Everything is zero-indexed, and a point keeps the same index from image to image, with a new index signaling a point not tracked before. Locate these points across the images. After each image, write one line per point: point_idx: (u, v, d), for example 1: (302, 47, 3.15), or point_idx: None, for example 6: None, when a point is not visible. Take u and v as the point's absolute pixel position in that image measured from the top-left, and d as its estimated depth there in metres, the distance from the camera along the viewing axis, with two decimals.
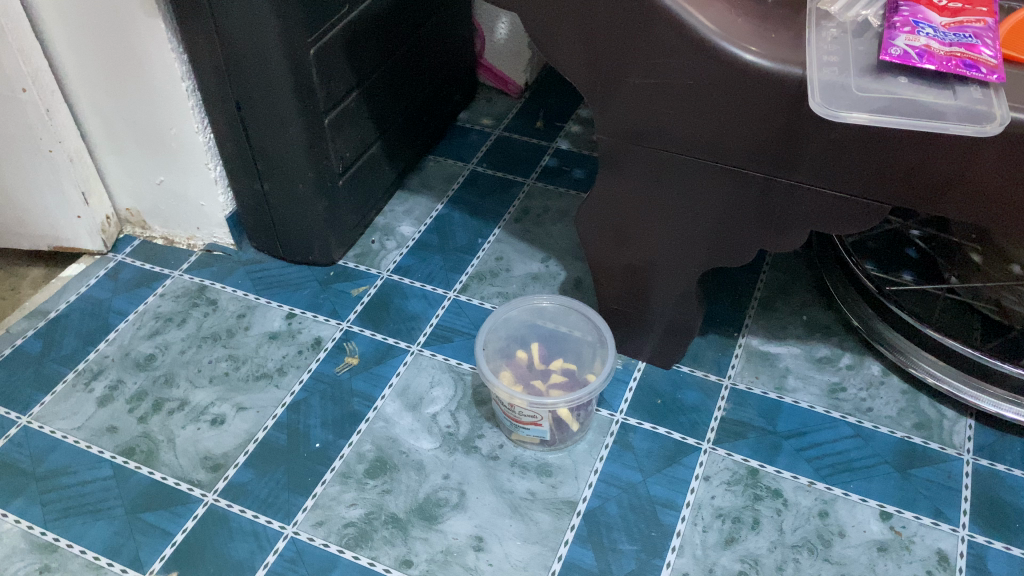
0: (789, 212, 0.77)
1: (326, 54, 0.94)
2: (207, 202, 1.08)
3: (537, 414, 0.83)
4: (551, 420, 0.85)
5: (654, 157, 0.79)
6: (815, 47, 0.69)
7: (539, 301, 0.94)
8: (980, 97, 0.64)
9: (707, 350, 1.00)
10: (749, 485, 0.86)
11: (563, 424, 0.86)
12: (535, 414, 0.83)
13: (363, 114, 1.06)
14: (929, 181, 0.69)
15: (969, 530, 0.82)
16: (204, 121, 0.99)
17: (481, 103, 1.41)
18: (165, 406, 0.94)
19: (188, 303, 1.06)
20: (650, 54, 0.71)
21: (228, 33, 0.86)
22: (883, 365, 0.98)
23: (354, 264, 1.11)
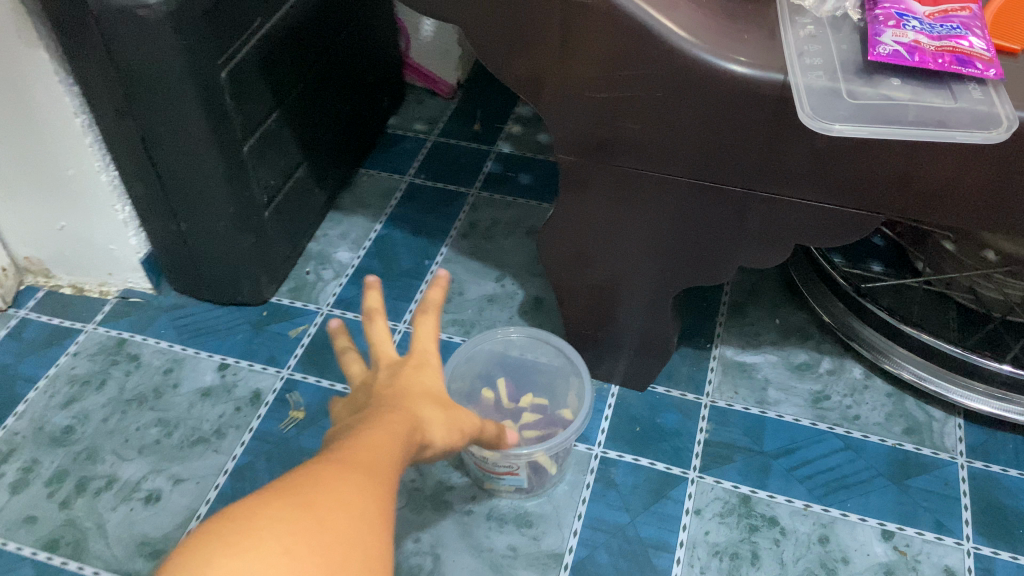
0: (771, 226, 0.71)
1: (240, 76, 0.83)
2: (117, 246, 0.97)
3: (513, 464, 0.75)
4: (528, 468, 0.77)
5: (620, 175, 0.72)
6: (796, 47, 0.62)
7: (504, 334, 0.85)
8: (980, 96, 0.58)
9: (681, 365, 0.94)
10: (743, 515, 0.80)
11: (540, 471, 0.78)
12: (511, 464, 0.75)
13: (285, 135, 0.96)
14: (926, 188, 0.62)
15: (974, 541, 0.78)
16: (105, 158, 0.88)
17: (411, 106, 1.31)
18: (91, 485, 0.84)
19: (107, 361, 0.95)
20: (612, 65, 0.63)
21: (123, 61, 0.75)
22: (864, 366, 0.94)
23: (289, 301, 1.02)
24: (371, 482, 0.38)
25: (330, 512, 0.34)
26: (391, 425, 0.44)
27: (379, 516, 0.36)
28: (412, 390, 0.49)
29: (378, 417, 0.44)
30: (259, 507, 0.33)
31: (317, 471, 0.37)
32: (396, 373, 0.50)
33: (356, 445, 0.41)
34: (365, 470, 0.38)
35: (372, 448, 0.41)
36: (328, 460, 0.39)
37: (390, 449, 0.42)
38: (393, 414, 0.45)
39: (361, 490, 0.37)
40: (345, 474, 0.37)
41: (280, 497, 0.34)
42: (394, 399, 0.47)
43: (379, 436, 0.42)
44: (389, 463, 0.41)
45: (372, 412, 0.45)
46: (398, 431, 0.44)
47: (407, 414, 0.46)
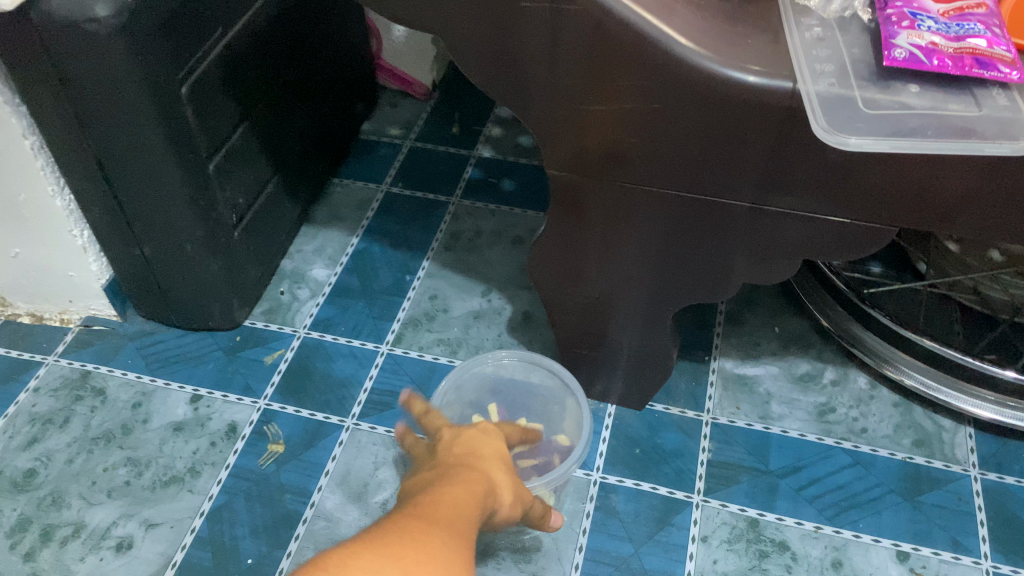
0: (777, 242, 0.66)
1: (202, 91, 0.78)
2: (77, 272, 0.90)
3: None
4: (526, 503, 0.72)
5: (615, 192, 0.67)
6: (804, 52, 0.57)
7: (494, 359, 0.81)
8: (1005, 103, 0.54)
9: (679, 381, 0.90)
10: (752, 541, 0.76)
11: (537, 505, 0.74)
12: None
13: (253, 149, 0.90)
14: (946, 202, 0.58)
15: (992, 560, 0.75)
16: (59, 181, 0.82)
17: (385, 109, 1.26)
18: (56, 534, 0.78)
19: (70, 397, 0.89)
20: (606, 77, 0.58)
21: (74, 79, 0.69)
22: (869, 375, 0.90)
23: (263, 324, 0.96)
24: (455, 559, 0.43)
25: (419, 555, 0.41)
26: (470, 510, 0.50)
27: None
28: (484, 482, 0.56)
29: (451, 491, 0.51)
30: (375, 546, 0.41)
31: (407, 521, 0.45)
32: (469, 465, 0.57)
33: (438, 518, 0.46)
34: (451, 545, 0.44)
35: (455, 531, 0.46)
36: (420, 513, 0.47)
37: (465, 530, 0.47)
38: (469, 495, 0.52)
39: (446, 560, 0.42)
40: (442, 534, 0.45)
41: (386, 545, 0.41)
42: (466, 479, 0.54)
43: (455, 517, 0.48)
44: (464, 542, 0.46)
45: (448, 483, 0.52)
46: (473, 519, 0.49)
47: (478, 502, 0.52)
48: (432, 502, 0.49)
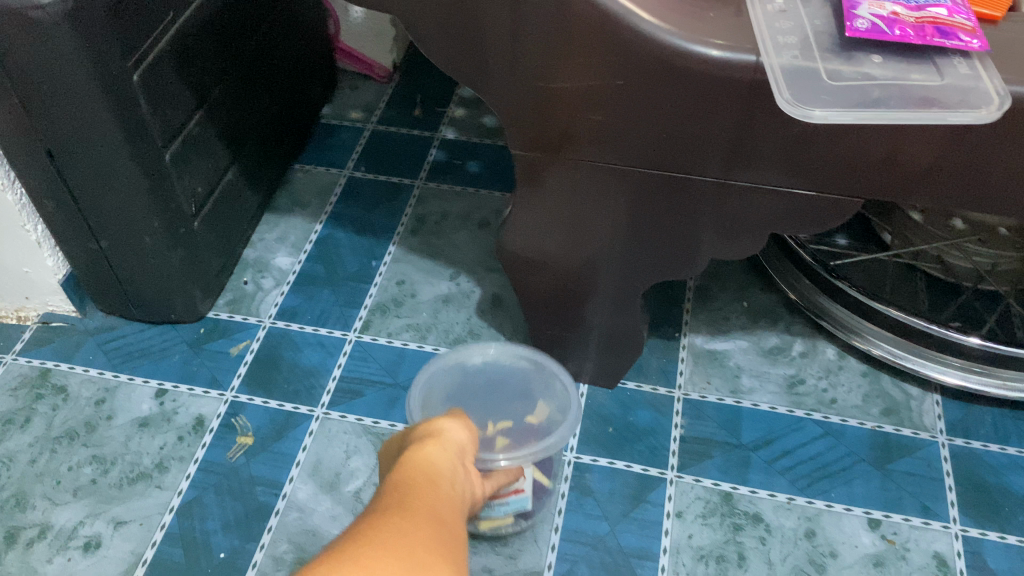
0: (744, 217, 0.66)
1: (155, 78, 0.76)
2: (32, 268, 0.88)
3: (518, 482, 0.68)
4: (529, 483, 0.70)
5: (580, 170, 0.66)
6: (767, 26, 0.57)
7: (461, 352, 0.78)
8: (967, 72, 0.54)
9: (650, 358, 0.89)
10: (726, 515, 0.77)
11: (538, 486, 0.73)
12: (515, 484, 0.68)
13: (209, 136, 0.88)
14: (910, 170, 0.58)
15: (961, 524, 0.76)
16: (9, 175, 0.79)
17: (345, 92, 1.23)
18: (21, 536, 0.76)
19: (30, 395, 0.87)
20: (568, 52, 0.57)
21: (20, 69, 0.66)
22: (837, 346, 0.91)
23: (227, 315, 0.94)
24: (433, 550, 0.39)
25: (397, 551, 0.38)
26: (435, 493, 0.46)
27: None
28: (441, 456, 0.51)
29: (408, 478, 0.47)
30: (340, 556, 0.37)
31: (371, 522, 0.40)
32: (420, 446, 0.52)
33: (403, 507, 0.43)
34: (424, 533, 0.40)
35: (424, 517, 0.42)
36: (381, 510, 0.42)
37: (438, 512, 0.44)
38: (424, 477, 0.47)
39: (421, 550, 0.39)
40: (407, 524, 0.41)
41: (353, 548, 0.37)
42: (420, 459, 0.50)
43: (423, 502, 0.44)
44: (440, 526, 0.42)
45: (403, 470, 0.48)
46: (442, 501, 0.46)
47: (440, 482, 0.48)
48: (396, 493, 0.45)
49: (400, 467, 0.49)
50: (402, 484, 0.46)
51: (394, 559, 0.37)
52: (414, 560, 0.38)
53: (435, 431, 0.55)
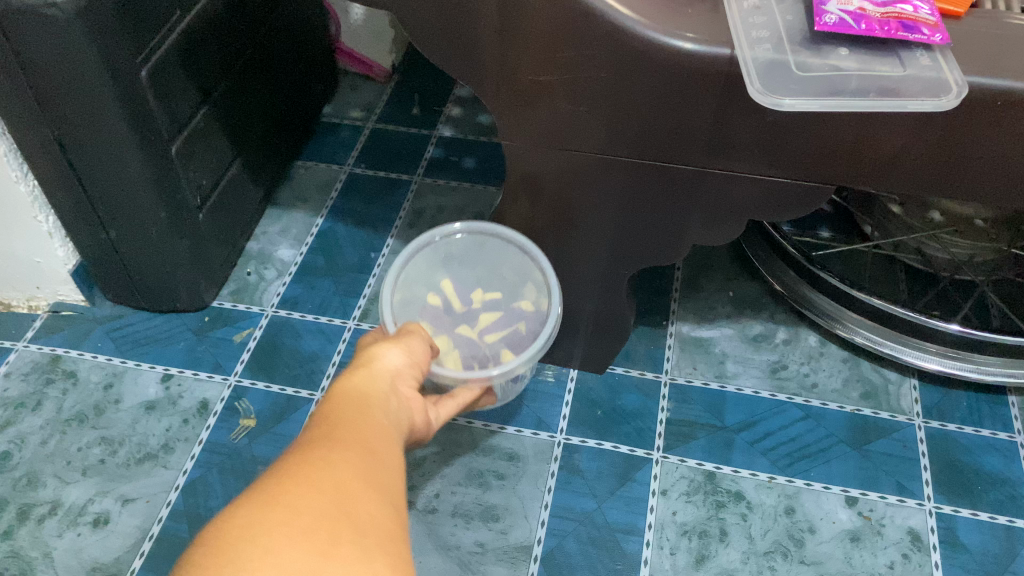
0: (723, 203, 0.69)
1: (161, 74, 0.79)
2: (43, 258, 0.92)
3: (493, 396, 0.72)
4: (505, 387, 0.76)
5: (568, 159, 0.70)
6: (741, 20, 0.60)
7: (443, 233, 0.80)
8: (929, 63, 0.57)
9: (638, 345, 0.93)
10: (709, 493, 0.80)
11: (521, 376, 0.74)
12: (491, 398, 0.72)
13: (213, 131, 0.91)
14: (877, 156, 0.62)
15: (935, 501, 0.79)
16: (22, 167, 0.82)
17: (345, 91, 1.27)
18: (33, 512, 0.79)
19: (41, 380, 0.90)
20: (553, 47, 0.61)
21: (35, 64, 0.69)
22: (819, 333, 0.94)
23: (231, 304, 0.98)
24: (360, 479, 0.38)
25: (323, 488, 0.36)
26: (367, 417, 0.44)
27: (389, 522, 0.37)
28: (375, 377, 0.49)
29: (336, 404, 0.44)
30: (255, 503, 0.34)
31: (292, 455, 0.38)
32: (354, 368, 0.50)
33: (328, 436, 0.40)
34: (351, 462, 0.38)
35: (351, 444, 0.40)
36: (304, 441, 0.40)
37: (367, 436, 0.42)
38: (352, 401, 0.45)
39: (347, 481, 0.37)
40: (336, 456, 0.39)
41: (273, 491, 0.35)
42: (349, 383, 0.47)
43: (351, 427, 0.42)
44: (369, 452, 0.40)
45: (332, 397, 0.45)
46: (374, 423, 0.44)
47: (373, 402, 0.46)
48: (321, 422, 0.42)
49: (328, 396, 0.46)
50: (329, 411, 0.44)
51: (321, 497, 0.35)
52: (340, 494, 0.36)
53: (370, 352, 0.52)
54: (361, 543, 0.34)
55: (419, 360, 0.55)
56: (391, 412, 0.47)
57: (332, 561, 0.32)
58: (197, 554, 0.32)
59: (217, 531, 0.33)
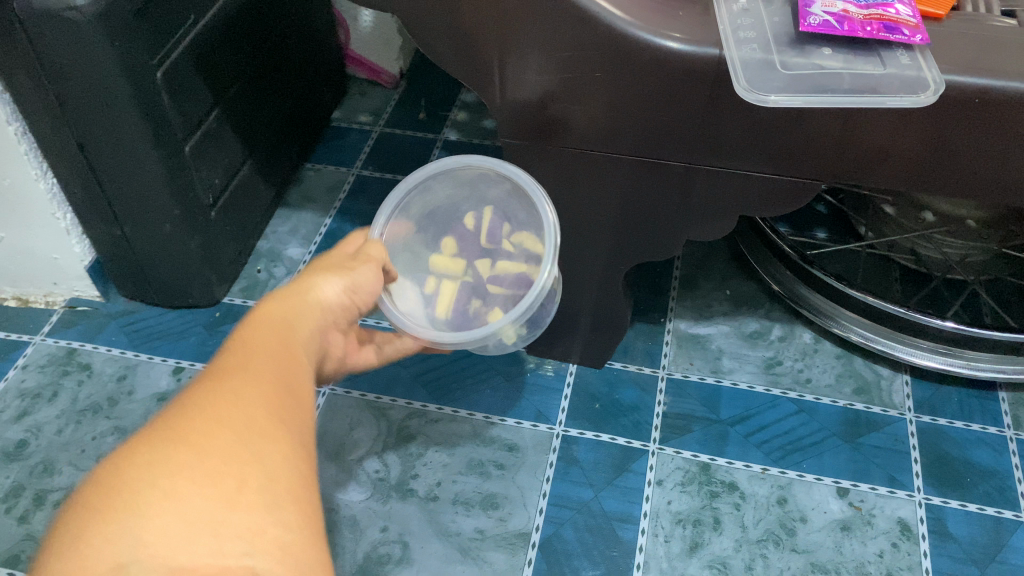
0: (714, 198, 0.72)
1: (175, 76, 0.82)
2: (60, 254, 0.95)
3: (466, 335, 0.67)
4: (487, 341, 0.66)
5: (564, 156, 0.72)
6: (729, 21, 0.62)
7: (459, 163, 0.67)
8: (908, 61, 0.59)
9: (636, 341, 0.95)
10: (704, 483, 0.82)
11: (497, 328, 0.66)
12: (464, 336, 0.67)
13: (225, 132, 0.94)
14: (862, 153, 0.64)
15: (925, 492, 0.81)
16: (42, 165, 0.86)
17: (354, 97, 1.30)
18: (49, 498, 0.82)
19: (57, 372, 0.93)
20: (547, 47, 0.63)
21: (55, 65, 0.72)
22: (814, 331, 0.97)
23: (241, 300, 1.01)
24: (271, 416, 0.39)
25: (231, 429, 0.37)
26: (286, 351, 0.45)
27: (298, 462, 0.38)
28: (303, 309, 0.49)
29: (256, 332, 0.45)
30: (158, 440, 0.35)
31: (202, 387, 0.39)
32: (283, 296, 0.50)
33: (242, 368, 0.41)
34: (263, 398, 0.39)
35: (266, 378, 0.41)
36: (217, 370, 0.41)
37: (284, 371, 0.43)
38: (274, 329, 0.46)
39: (257, 418, 0.38)
40: (245, 390, 0.39)
41: (178, 430, 0.36)
42: (274, 310, 0.48)
43: (268, 360, 0.43)
44: (283, 388, 0.41)
45: (253, 324, 0.46)
46: (292, 358, 0.45)
47: (295, 336, 0.47)
48: (238, 350, 0.43)
49: (248, 321, 0.47)
50: (248, 338, 0.44)
51: (228, 438, 0.36)
52: (248, 433, 0.37)
53: (306, 279, 0.52)
54: (269, 486, 0.35)
55: (358, 297, 0.54)
56: (309, 342, 0.48)
57: (236, 510, 0.33)
58: (94, 494, 0.33)
59: (117, 469, 0.34)
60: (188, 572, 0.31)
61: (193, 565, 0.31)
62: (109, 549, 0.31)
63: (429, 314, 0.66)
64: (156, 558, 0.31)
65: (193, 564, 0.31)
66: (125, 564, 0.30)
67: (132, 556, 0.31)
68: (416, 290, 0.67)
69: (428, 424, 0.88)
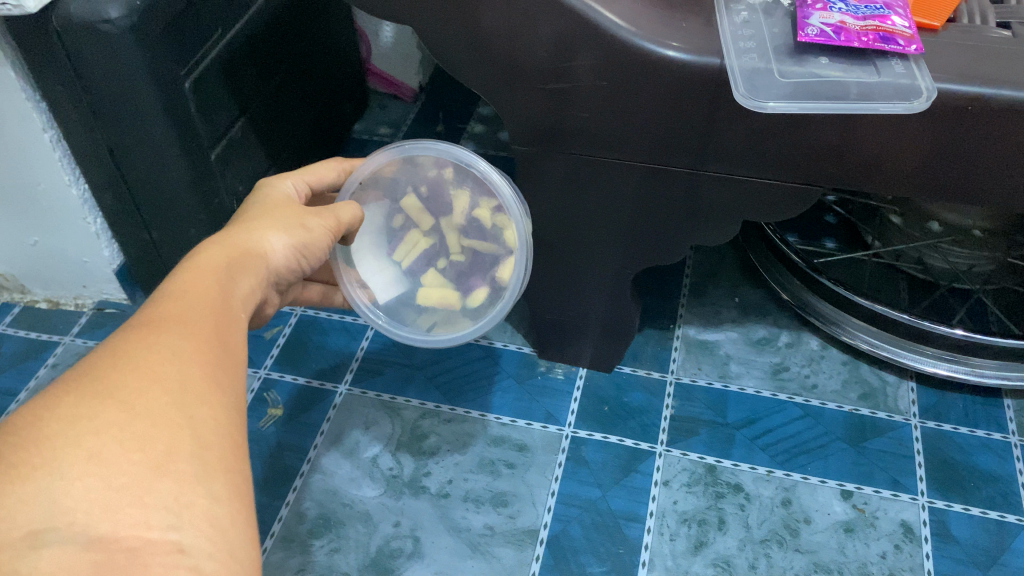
0: (717, 202, 0.74)
1: (203, 85, 0.85)
2: (91, 258, 0.99)
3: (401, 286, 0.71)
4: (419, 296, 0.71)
5: (571, 163, 0.74)
6: (731, 33, 0.65)
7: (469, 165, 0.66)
8: (902, 70, 0.62)
9: (645, 346, 0.98)
10: (709, 484, 0.84)
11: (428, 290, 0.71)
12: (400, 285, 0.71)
13: (249, 141, 0.98)
14: (859, 159, 0.66)
15: (928, 496, 0.82)
16: (74, 171, 0.90)
17: (374, 110, 1.34)
18: None
19: None
20: (554, 58, 0.65)
21: (89, 75, 0.76)
22: (821, 338, 0.98)
23: None
24: (204, 376, 0.40)
25: (160, 388, 0.38)
26: (225, 307, 0.47)
27: (229, 424, 0.40)
28: (244, 261, 0.51)
29: (195, 281, 0.46)
30: (85, 396, 0.36)
31: (135, 338, 0.40)
32: (228, 244, 0.51)
33: (178, 321, 0.42)
34: (198, 356, 0.41)
35: (202, 335, 0.43)
36: (150, 320, 0.42)
37: (220, 326, 0.44)
38: (215, 281, 0.48)
39: (190, 378, 0.40)
40: (175, 344, 0.41)
41: (109, 386, 0.37)
42: (216, 261, 0.49)
43: (205, 314, 0.44)
44: (219, 345, 0.43)
45: (194, 272, 0.47)
46: (229, 313, 0.46)
47: (233, 289, 0.49)
48: (176, 299, 0.44)
49: (186, 267, 0.48)
50: (186, 286, 0.46)
51: (158, 400, 0.37)
52: (180, 393, 0.39)
53: (252, 230, 0.54)
54: (199, 453, 0.37)
55: (307, 254, 0.56)
56: (243, 292, 0.49)
57: (163, 480, 0.35)
58: (12, 444, 0.34)
59: (40, 421, 0.35)
60: (113, 541, 0.32)
61: (116, 534, 0.33)
62: (24, 512, 0.32)
63: (386, 260, 0.71)
64: (76, 523, 0.32)
65: (118, 534, 0.33)
66: (40, 530, 0.32)
67: (50, 522, 0.32)
68: (384, 223, 0.70)
69: (440, 424, 0.90)
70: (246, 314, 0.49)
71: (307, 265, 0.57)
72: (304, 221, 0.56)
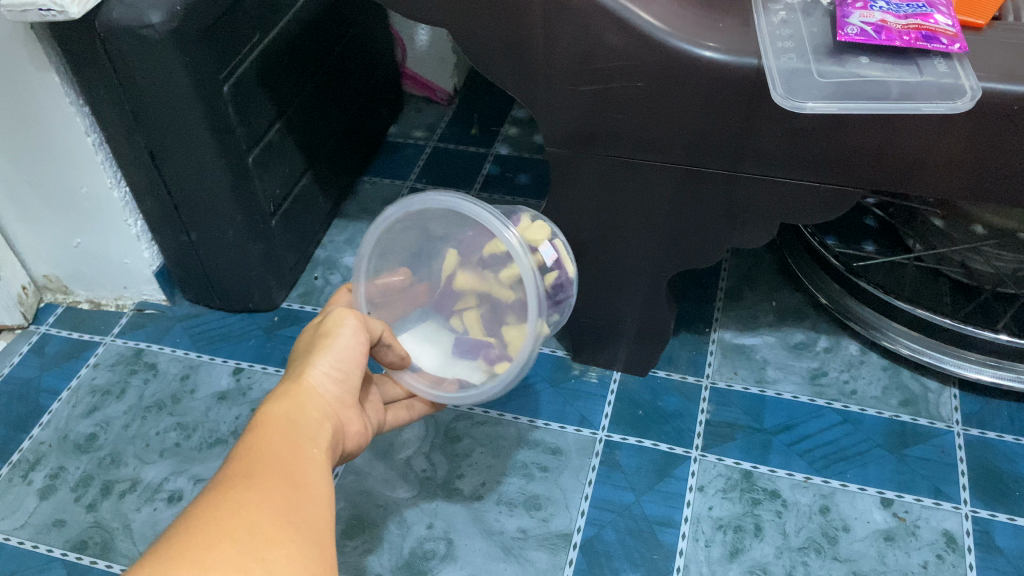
0: (756, 206, 0.73)
1: (242, 90, 0.86)
2: (131, 260, 1.01)
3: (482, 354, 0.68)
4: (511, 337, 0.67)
5: (607, 166, 0.74)
6: (767, 32, 0.64)
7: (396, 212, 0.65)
8: (946, 70, 0.60)
9: (680, 350, 0.97)
10: (745, 490, 0.83)
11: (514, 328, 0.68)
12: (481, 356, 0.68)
13: (287, 145, 0.99)
14: (900, 160, 0.64)
15: (971, 505, 0.80)
16: (116, 175, 0.91)
17: (409, 113, 1.35)
18: (116, 488, 0.87)
19: (125, 370, 0.99)
20: (591, 59, 0.65)
21: (132, 83, 0.77)
22: (861, 342, 0.96)
23: (298, 305, 1.06)
24: (276, 518, 0.41)
25: (230, 540, 0.39)
26: (291, 449, 0.47)
27: (307, 558, 0.41)
28: (301, 405, 0.52)
29: (259, 435, 0.48)
30: (160, 564, 0.37)
31: (210, 498, 0.42)
32: (284, 394, 0.53)
33: (245, 474, 0.44)
34: (269, 502, 0.42)
35: (271, 480, 0.44)
36: (222, 480, 0.43)
37: (288, 468, 0.45)
38: (280, 430, 0.49)
39: (263, 523, 0.41)
40: (247, 496, 0.42)
41: (180, 549, 0.38)
42: (275, 414, 0.50)
43: (271, 461, 0.45)
44: (289, 485, 0.44)
45: (257, 428, 0.49)
46: (298, 455, 0.47)
47: (303, 430, 0.50)
48: (242, 456, 0.45)
49: (255, 424, 0.49)
50: (255, 441, 0.47)
51: (228, 552, 0.38)
52: (252, 540, 0.40)
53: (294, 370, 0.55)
54: None
55: (347, 364, 0.57)
56: (314, 432, 0.50)
57: None
58: None
59: None
60: None
61: None
62: None
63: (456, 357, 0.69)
64: None
65: None
66: None
67: None
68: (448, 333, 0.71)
69: (474, 426, 0.90)
70: (321, 447, 0.50)
71: (359, 377, 0.58)
72: (330, 330, 0.57)
